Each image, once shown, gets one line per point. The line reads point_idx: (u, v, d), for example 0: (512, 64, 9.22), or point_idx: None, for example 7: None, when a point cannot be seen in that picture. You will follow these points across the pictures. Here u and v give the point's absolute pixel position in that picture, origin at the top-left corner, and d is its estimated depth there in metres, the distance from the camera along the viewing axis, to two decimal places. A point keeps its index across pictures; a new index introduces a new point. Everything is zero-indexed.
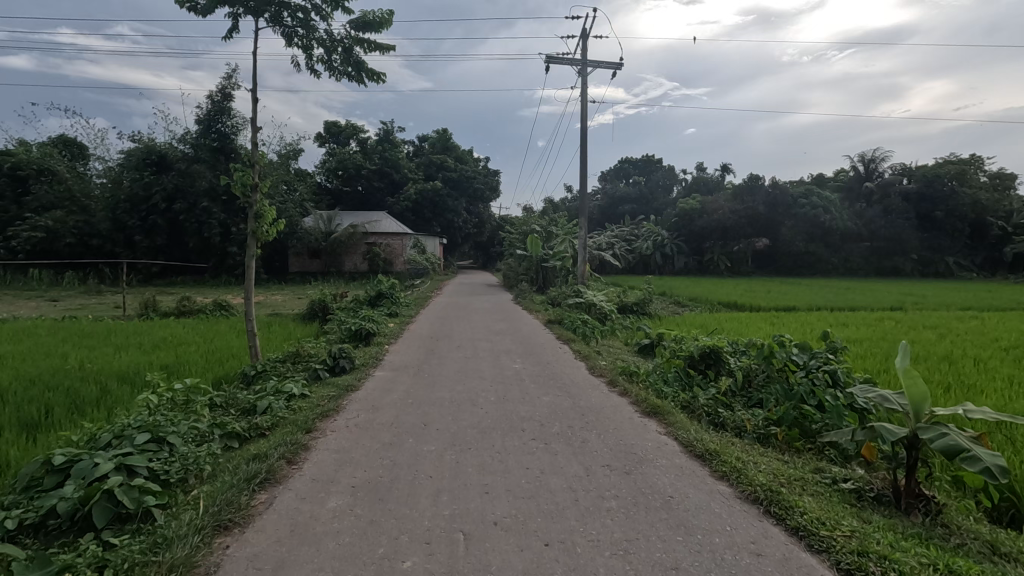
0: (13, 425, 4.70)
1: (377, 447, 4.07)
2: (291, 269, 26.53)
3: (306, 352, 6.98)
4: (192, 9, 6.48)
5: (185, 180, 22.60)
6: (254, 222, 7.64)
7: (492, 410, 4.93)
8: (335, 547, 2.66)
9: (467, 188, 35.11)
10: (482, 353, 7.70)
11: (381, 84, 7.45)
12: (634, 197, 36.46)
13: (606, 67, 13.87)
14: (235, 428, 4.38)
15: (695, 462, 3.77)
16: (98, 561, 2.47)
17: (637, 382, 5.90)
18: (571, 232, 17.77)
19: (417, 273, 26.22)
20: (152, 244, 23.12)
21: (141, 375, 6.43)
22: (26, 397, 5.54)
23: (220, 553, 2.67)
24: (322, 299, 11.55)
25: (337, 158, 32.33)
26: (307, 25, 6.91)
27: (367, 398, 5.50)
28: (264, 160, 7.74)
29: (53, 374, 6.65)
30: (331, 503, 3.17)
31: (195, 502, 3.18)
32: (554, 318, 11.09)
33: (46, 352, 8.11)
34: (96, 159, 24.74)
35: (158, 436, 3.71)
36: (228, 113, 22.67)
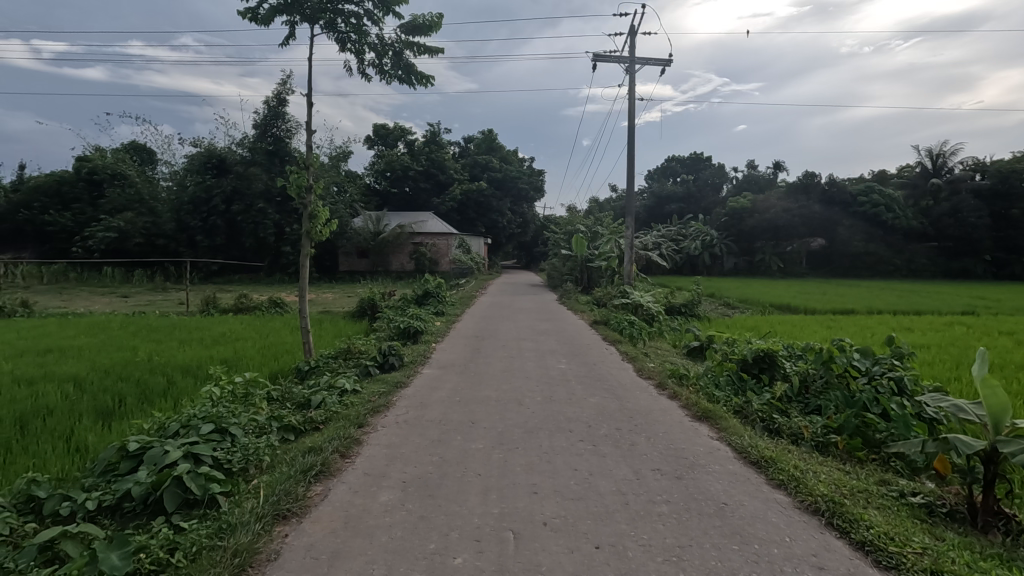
0: (91, 412, 5.05)
1: (426, 443, 4.13)
2: (341, 268, 27.35)
3: (357, 349, 7.18)
4: (252, 19, 6.77)
5: (243, 183, 23.64)
6: (308, 222, 7.91)
7: (538, 410, 4.91)
8: (388, 541, 2.72)
9: (512, 188, 35.22)
10: (528, 353, 7.71)
11: (431, 87, 7.58)
12: (681, 196, 35.49)
13: (654, 64, 13.64)
14: (292, 421, 4.55)
15: (750, 469, 3.65)
16: (169, 543, 2.62)
17: (687, 385, 5.75)
18: (616, 232, 17.57)
19: (462, 273, 26.52)
20: (212, 244, 24.28)
21: (203, 368, 6.77)
22: (101, 387, 5.92)
23: (279, 541, 2.77)
24: (371, 297, 11.86)
25: (386, 160, 33.12)
26: (360, 30, 7.09)
27: (416, 395, 5.60)
28: (318, 162, 7.98)
29: (125, 365, 7.09)
30: (383, 497, 3.24)
31: (256, 491, 3.32)
32: (599, 319, 11.00)
33: (119, 345, 8.66)
34: (162, 163, 26.25)
35: (221, 426, 3.89)
36: (283, 118, 23.58)
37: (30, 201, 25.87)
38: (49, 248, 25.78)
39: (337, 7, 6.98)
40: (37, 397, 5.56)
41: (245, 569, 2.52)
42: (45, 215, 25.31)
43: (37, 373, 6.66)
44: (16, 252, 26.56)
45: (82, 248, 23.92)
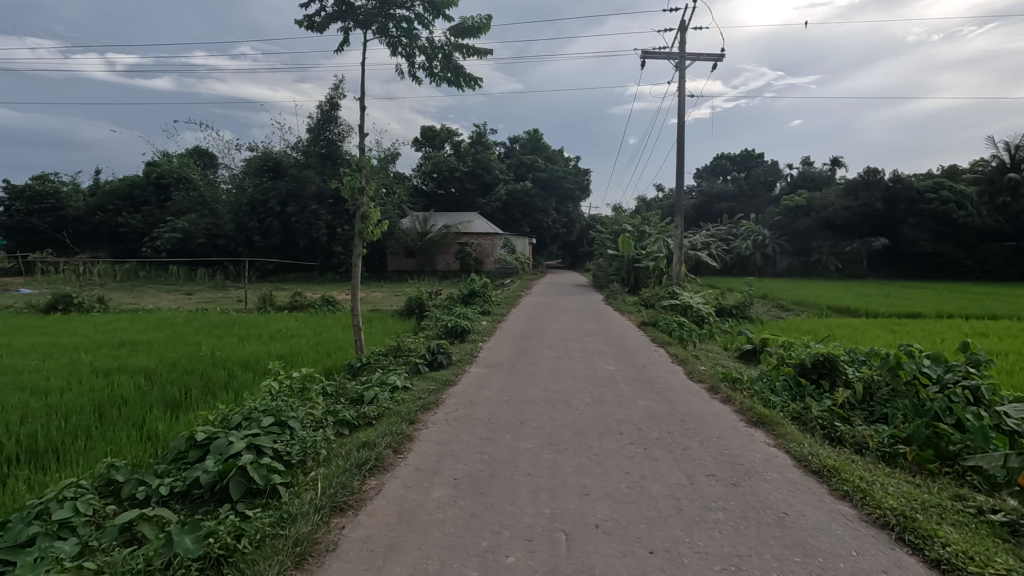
0: (160, 402, 5.36)
1: (476, 442, 4.17)
2: (389, 268, 28.04)
3: (406, 347, 7.34)
4: (309, 27, 7.01)
5: (297, 185, 24.53)
6: (360, 223, 8.13)
7: (587, 412, 4.87)
8: (441, 537, 2.76)
9: (558, 188, 35.11)
10: (575, 354, 7.65)
11: (479, 88, 7.65)
12: (732, 194, 34.39)
13: (705, 59, 13.29)
14: (346, 416, 4.68)
15: (811, 479, 3.50)
16: (235, 529, 2.74)
17: (740, 390, 5.56)
18: (665, 231, 17.24)
19: (507, 273, 26.68)
20: (268, 244, 25.07)
21: (261, 363, 7.07)
22: (169, 379, 6.27)
23: (337, 532, 2.86)
24: (418, 296, 12.07)
25: (432, 161, 33.75)
26: (411, 34, 7.24)
27: (464, 393, 5.65)
28: (369, 164, 8.18)
29: (190, 359, 7.47)
30: (435, 493, 3.29)
31: (314, 483, 3.44)
32: (647, 320, 10.80)
33: (184, 340, 9.16)
34: (223, 167, 27.61)
35: (281, 419, 4.05)
36: (335, 122, 24.40)
37: (106, 204, 27.83)
38: (122, 248, 27.66)
39: (389, 12, 7.14)
40: (113, 387, 5.95)
41: (306, 558, 2.61)
42: (119, 217, 27.16)
43: (112, 365, 7.14)
44: (94, 252, 28.66)
45: (150, 248, 25.64)
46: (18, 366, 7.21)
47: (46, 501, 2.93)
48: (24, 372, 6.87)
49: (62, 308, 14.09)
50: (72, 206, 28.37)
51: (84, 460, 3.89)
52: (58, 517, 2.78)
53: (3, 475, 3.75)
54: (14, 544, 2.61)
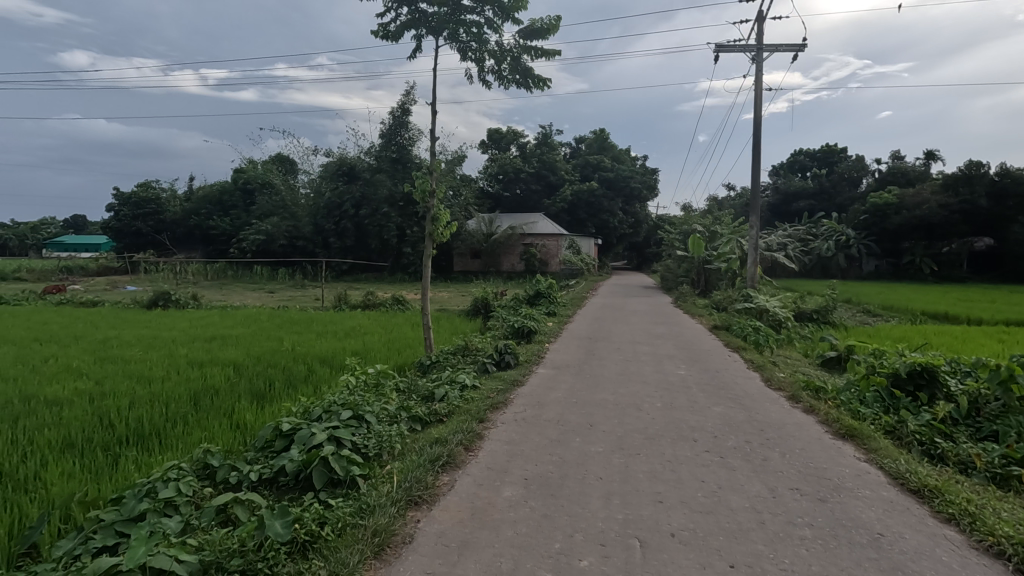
0: (247, 394, 5.73)
1: (545, 443, 4.16)
2: (455, 269, 28.54)
3: (474, 346, 7.46)
4: (384, 36, 7.27)
5: (370, 189, 25.49)
6: (431, 224, 8.33)
7: (659, 417, 4.74)
8: (513, 536, 2.77)
9: (624, 188, 34.49)
10: (644, 357, 7.47)
11: (547, 89, 7.66)
12: (812, 192, 32.35)
13: (785, 50, 12.62)
14: (419, 412, 4.81)
15: (909, 498, 3.24)
16: (319, 517, 2.87)
17: (825, 400, 5.23)
18: (738, 232, 16.47)
19: (571, 274, 26.61)
20: (343, 245, 26.14)
21: (338, 359, 7.42)
22: (255, 372, 6.70)
23: (413, 525, 2.94)
24: (484, 297, 12.23)
25: (498, 163, 34.21)
26: (480, 38, 7.36)
27: (532, 394, 5.66)
28: (440, 167, 8.36)
29: (273, 354, 7.95)
30: (506, 492, 3.31)
31: (390, 476, 3.56)
32: (720, 323, 10.37)
33: (268, 335, 9.74)
34: (302, 172, 29.11)
35: (358, 413, 4.22)
36: (406, 127, 25.33)
37: (200, 208, 30.25)
38: (213, 249, 29.93)
39: (459, 17, 7.28)
40: (207, 378, 6.44)
41: (384, 548, 2.70)
42: (211, 221, 29.42)
43: (205, 357, 7.72)
44: (189, 252, 31.19)
45: (238, 248, 27.77)
46: (127, 355, 7.94)
47: (154, 480, 3.20)
48: (131, 361, 7.55)
49: (161, 304, 15.34)
50: (170, 210, 31.04)
51: (183, 444, 4.22)
52: (163, 496, 3.03)
53: (116, 454, 4.14)
54: (128, 517, 2.87)
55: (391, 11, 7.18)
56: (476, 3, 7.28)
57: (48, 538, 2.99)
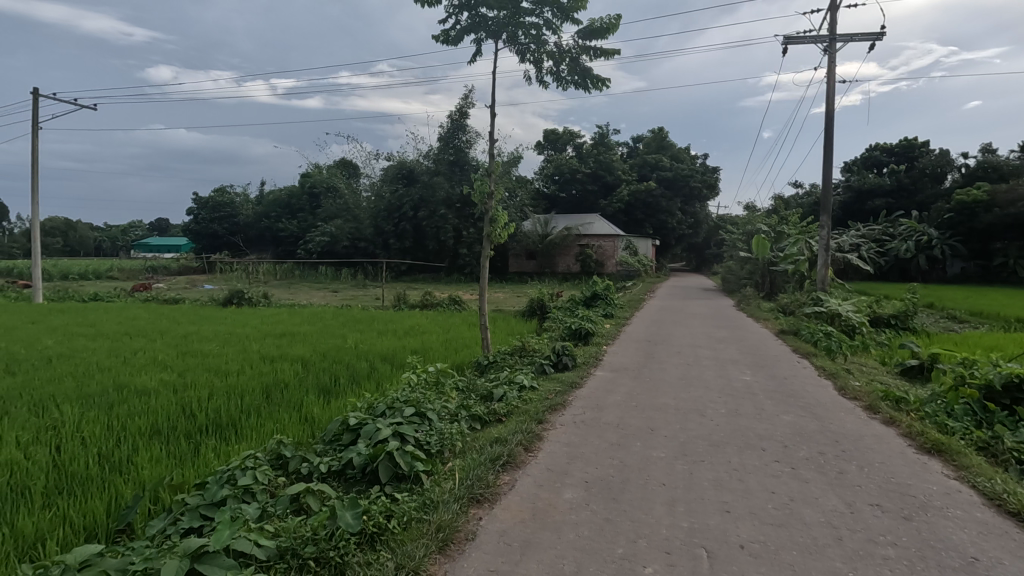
0: (314, 388, 6.00)
1: (606, 446, 4.11)
2: (510, 269, 28.73)
3: (531, 347, 7.48)
4: (445, 41, 7.42)
5: (428, 191, 26.00)
6: (489, 225, 8.41)
7: (724, 424, 4.58)
8: (575, 538, 2.76)
9: (683, 187, 33.58)
10: (706, 362, 7.24)
11: (606, 89, 7.57)
12: (889, 189, 30.34)
13: (860, 39, 11.91)
14: (478, 411, 4.87)
15: (1006, 521, 2.98)
16: (386, 510, 2.95)
17: (907, 412, 4.88)
18: (806, 232, 15.64)
19: (628, 275, 26.22)
20: (401, 246, 26.83)
21: (398, 357, 7.64)
22: (321, 367, 7.00)
23: (476, 523, 2.98)
24: (540, 297, 12.25)
25: (554, 164, 34.20)
26: (539, 40, 7.38)
27: (591, 396, 5.61)
28: (499, 169, 8.43)
29: (337, 350, 8.30)
30: (567, 494, 3.30)
31: (452, 473, 3.62)
32: (787, 328, 9.90)
33: (333, 333, 10.17)
34: (364, 176, 30.10)
35: (421, 410, 4.31)
36: (464, 130, 25.77)
37: (270, 211, 31.95)
38: (281, 250, 31.51)
39: (519, 20, 7.32)
40: (277, 372, 6.78)
41: (449, 544, 2.75)
42: (280, 223, 31.03)
43: (276, 353, 8.14)
44: (261, 253, 33.00)
45: (304, 249, 29.14)
46: (205, 350, 8.47)
47: (233, 468, 3.39)
48: (209, 355, 8.06)
49: (235, 302, 16.29)
50: (243, 213, 32.96)
51: (257, 435, 4.47)
52: (242, 483, 3.21)
53: (198, 442, 4.43)
54: (212, 502, 3.07)
55: (451, 16, 7.32)
56: (536, 5, 7.30)
57: (140, 517, 3.24)
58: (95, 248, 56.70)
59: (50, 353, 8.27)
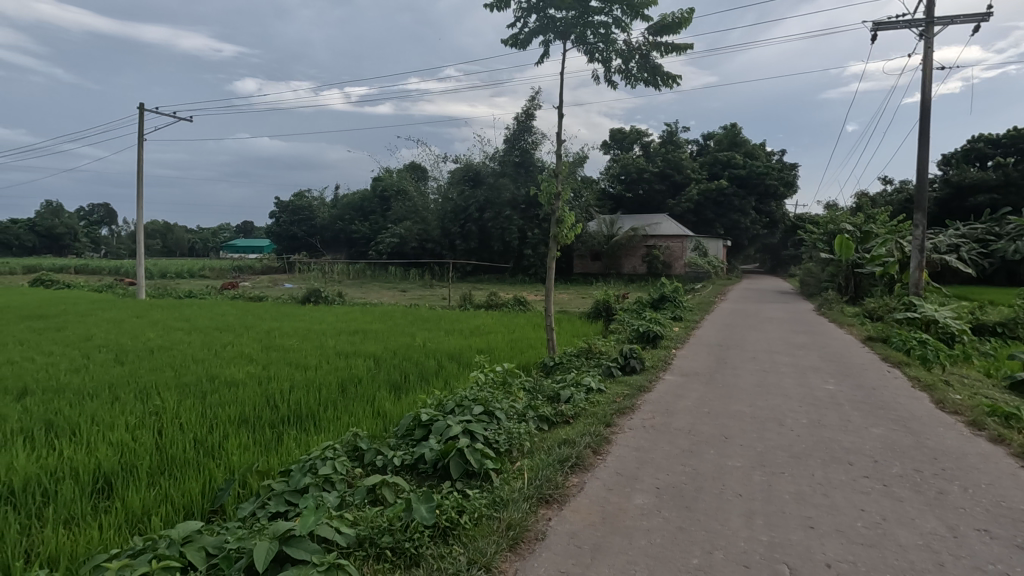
0: (386, 384, 6.22)
1: (677, 452, 4.00)
2: (575, 270, 28.67)
3: (598, 349, 7.40)
4: (514, 44, 7.48)
5: (494, 193, 26.31)
6: (556, 226, 8.38)
7: (805, 435, 4.33)
8: (647, 545, 2.70)
9: (758, 185, 32.06)
10: (783, 369, 6.88)
11: (677, 86, 7.37)
12: (994, 184, 27.54)
13: (962, 21, 10.93)
14: (546, 412, 4.88)
15: None
16: (458, 505, 3.01)
17: (1019, 430, 4.42)
18: (897, 231, 14.49)
19: (698, 277, 25.36)
20: (467, 247, 27.31)
21: (465, 355, 7.79)
22: (392, 364, 7.26)
23: (545, 523, 2.99)
24: (606, 299, 12.09)
25: (621, 164, 33.67)
26: (608, 39, 7.29)
27: (660, 400, 5.48)
28: (565, 170, 8.39)
29: (407, 348, 8.56)
30: (638, 499, 3.24)
31: (521, 473, 3.65)
32: (875, 334, 9.22)
33: (403, 331, 10.51)
34: (431, 179, 30.86)
35: (489, 409, 4.36)
36: (530, 132, 25.93)
37: (345, 214, 33.53)
38: (354, 251, 32.98)
39: (588, 20, 7.26)
40: (351, 368, 7.11)
41: (519, 542, 2.78)
42: (354, 226, 32.50)
43: (351, 349, 8.52)
44: (336, 254, 34.65)
45: (375, 250, 30.29)
46: (285, 345, 8.99)
47: (314, 458, 3.57)
48: (290, 350, 8.56)
49: (313, 300, 17.21)
50: (320, 216, 34.75)
51: (335, 427, 4.70)
52: (323, 472, 3.39)
53: (280, 432, 4.71)
54: (295, 489, 3.25)
55: (520, 19, 7.37)
56: (605, 3, 7.21)
57: (231, 500, 3.49)
58: (190, 250, 61.57)
59: (152, 344, 9.08)
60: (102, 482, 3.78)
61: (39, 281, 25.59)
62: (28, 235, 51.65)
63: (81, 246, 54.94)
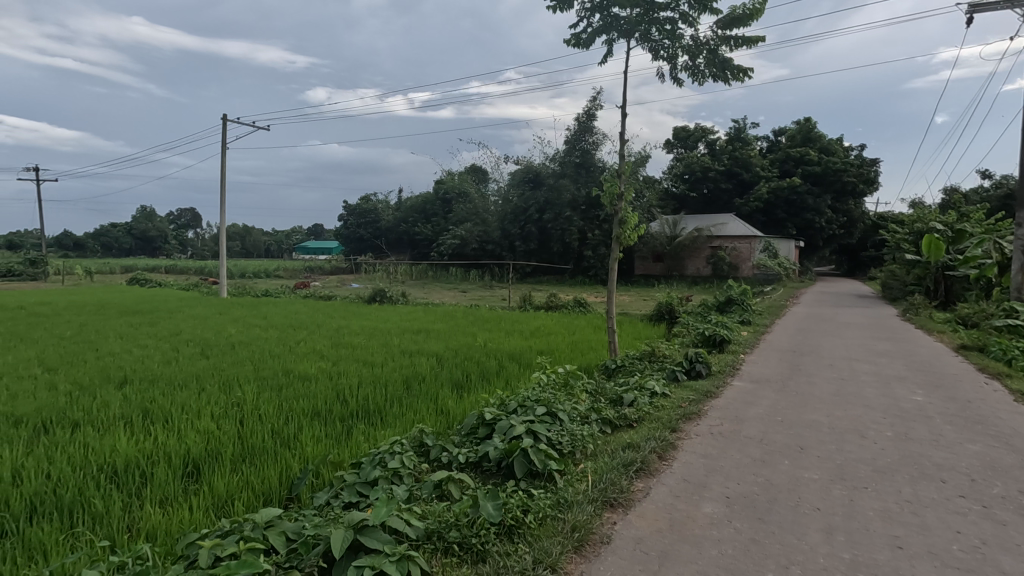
0: (449, 383, 6.34)
1: (749, 461, 3.85)
2: (636, 272, 28.25)
3: (662, 353, 7.24)
4: (577, 44, 7.45)
5: (554, 194, 26.30)
6: (618, 227, 8.26)
7: (891, 449, 4.05)
8: (718, 555, 2.62)
9: (834, 182, 30.24)
10: (864, 378, 6.45)
11: (748, 80, 7.09)
12: None
13: None
14: (609, 415, 4.82)
15: None
16: (523, 504, 3.03)
17: None
18: (995, 230, 13.25)
19: (768, 279, 24.21)
20: (527, 248, 27.44)
21: (526, 356, 7.82)
22: (454, 363, 7.40)
23: (610, 526, 2.96)
24: (669, 301, 11.80)
25: (685, 163, 32.76)
26: (674, 35, 7.12)
27: (728, 407, 5.28)
28: (628, 169, 8.25)
29: (468, 347, 8.70)
30: (707, 508, 3.14)
31: (585, 475, 3.63)
32: (970, 343, 8.47)
33: (464, 331, 10.69)
34: (492, 181, 31.19)
35: (552, 411, 4.37)
36: (591, 132, 25.73)
37: (408, 217, 34.55)
38: (417, 253, 33.91)
39: (653, 16, 7.12)
40: (415, 366, 7.30)
41: (584, 544, 2.77)
42: (417, 227, 33.44)
43: (415, 347, 8.77)
44: (399, 255, 35.74)
45: (437, 252, 30.97)
46: (353, 343, 9.35)
47: (383, 451, 3.69)
48: (358, 347, 8.90)
49: (378, 300, 17.82)
50: (384, 218, 35.99)
51: (401, 422, 4.84)
52: (392, 466, 3.50)
53: (350, 426, 4.91)
54: (366, 481, 3.38)
55: (584, 19, 7.33)
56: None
57: (306, 489, 3.67)
58: (266, 252, 65.22)
59: (233, 339, 9.71)
60: (191, 466, 4.08)
61: (136, 280, 27.95)
62: (126, 237, 56.49)
63: (171, 247, 59.50)
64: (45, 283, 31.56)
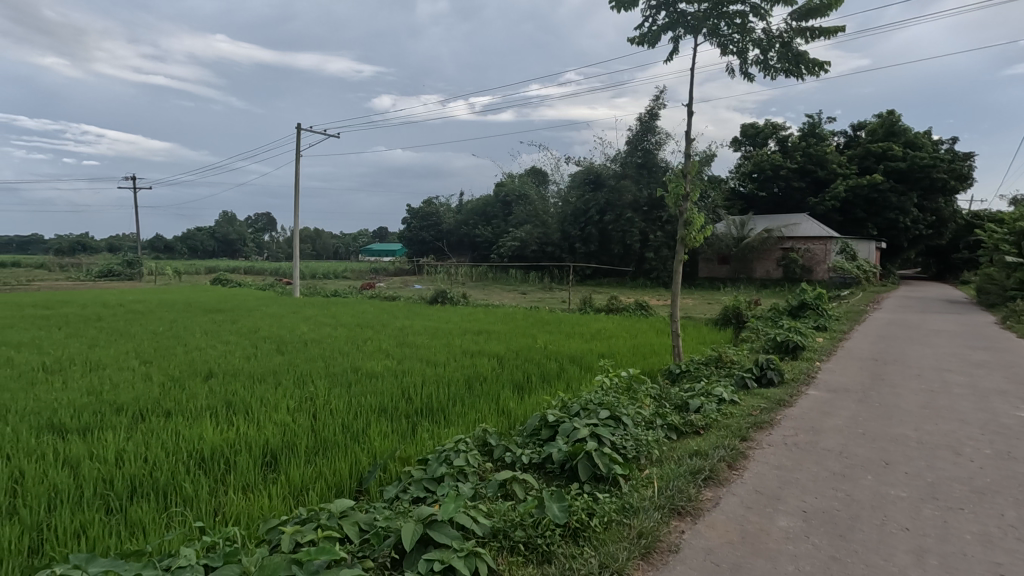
0: (509, 384, 6.37)
1: (827, 475, 3.64)
2: (700, 274, 27.45)
3: (729, 358, 6.96)
4: (641, 42, 7.32)
5: (615, 195, 25.95)
6: (684, 228, 8.02)
7: (990, 468, 3.72)
8: (795, 572, 2.50)
9: (921, 179, 28.07)
10: (957, 390, 5.94)
11: (825, 73, 6.72)
12: None
13: None
14: (674, 421, 4.71)
15: None
16: (588, 508, 3.01)
17: None
18: None
19: (844, 283, 22.80)
20: (587, 250, 27.21)
21: (587, 359, 7.76)
22: (514, 364, 7.45)
23: (678, 535, 2.89)
24: (736, 305, 11.34)
25: (754, 161, 31.38)
26: (744, 29, 6.88)
27: (803, 417, 5.02)
28: (695, 168, 7.99)
29: (528, 349, 8.73)
30: (782, 521, 3.00)
31: (651, 481, 3.56)
32: None
33: (524, 332, 10.73)
34: (552, 183, 31.13)
35: (615, 414, 4.31)
36: (653, 132, 25.27)
37: (469, 219, 35.16)
38: (477, 254, 34.45)
39: (722, 10, 6.90)
40: (475, 366, 7.40)
41: (651, 551, 2.71)
42: (477, 230, 33.96)
43: (475, 348, 8.90)
44: (460, 257, 36.39)
45: (497, 253, 31.27)
46: (417, 342, 9.61)
47: (448, 449, 3.76)
48: (420, 347, 9.13)
49: (440, 301, 18.18)
50: (446, 221, 36.74)
51: (464, 422, 4.93)
52: (457, 464, 3.57)
53: (414, 423, 5.04)
54: (432, 477, 3.46)
55: (648, 17, 7.19)
56: None
57: (375, 483, 3.80)
58: (334, 253, 67.98)
59: (304, 337, 10.20)
60: (269, 455, 4.33)
61: (219, 280, 29.90)
62: (209, 241, 60.53)
63: (249, 250, 63.20)
64: (141, 283, 34.36)
